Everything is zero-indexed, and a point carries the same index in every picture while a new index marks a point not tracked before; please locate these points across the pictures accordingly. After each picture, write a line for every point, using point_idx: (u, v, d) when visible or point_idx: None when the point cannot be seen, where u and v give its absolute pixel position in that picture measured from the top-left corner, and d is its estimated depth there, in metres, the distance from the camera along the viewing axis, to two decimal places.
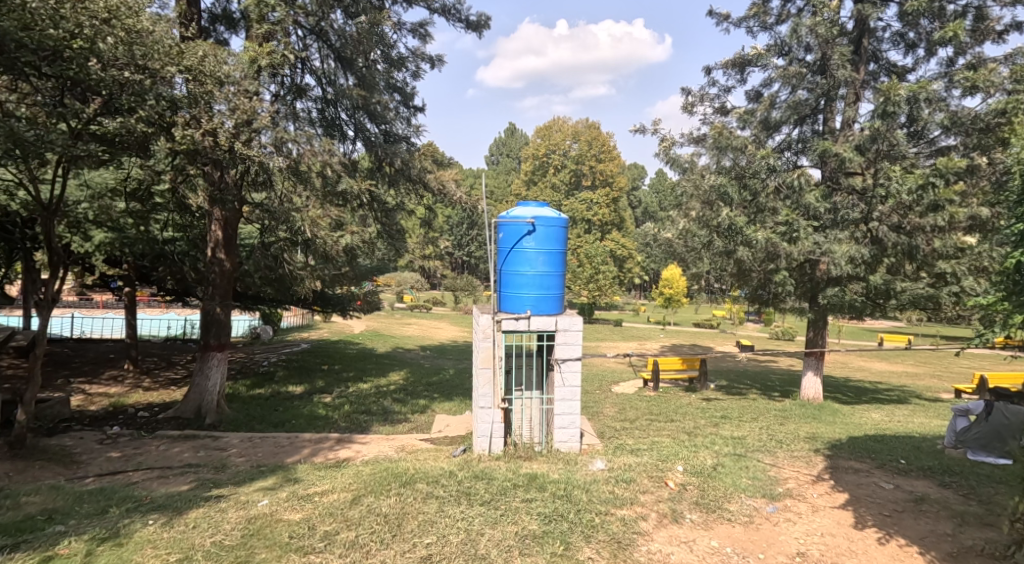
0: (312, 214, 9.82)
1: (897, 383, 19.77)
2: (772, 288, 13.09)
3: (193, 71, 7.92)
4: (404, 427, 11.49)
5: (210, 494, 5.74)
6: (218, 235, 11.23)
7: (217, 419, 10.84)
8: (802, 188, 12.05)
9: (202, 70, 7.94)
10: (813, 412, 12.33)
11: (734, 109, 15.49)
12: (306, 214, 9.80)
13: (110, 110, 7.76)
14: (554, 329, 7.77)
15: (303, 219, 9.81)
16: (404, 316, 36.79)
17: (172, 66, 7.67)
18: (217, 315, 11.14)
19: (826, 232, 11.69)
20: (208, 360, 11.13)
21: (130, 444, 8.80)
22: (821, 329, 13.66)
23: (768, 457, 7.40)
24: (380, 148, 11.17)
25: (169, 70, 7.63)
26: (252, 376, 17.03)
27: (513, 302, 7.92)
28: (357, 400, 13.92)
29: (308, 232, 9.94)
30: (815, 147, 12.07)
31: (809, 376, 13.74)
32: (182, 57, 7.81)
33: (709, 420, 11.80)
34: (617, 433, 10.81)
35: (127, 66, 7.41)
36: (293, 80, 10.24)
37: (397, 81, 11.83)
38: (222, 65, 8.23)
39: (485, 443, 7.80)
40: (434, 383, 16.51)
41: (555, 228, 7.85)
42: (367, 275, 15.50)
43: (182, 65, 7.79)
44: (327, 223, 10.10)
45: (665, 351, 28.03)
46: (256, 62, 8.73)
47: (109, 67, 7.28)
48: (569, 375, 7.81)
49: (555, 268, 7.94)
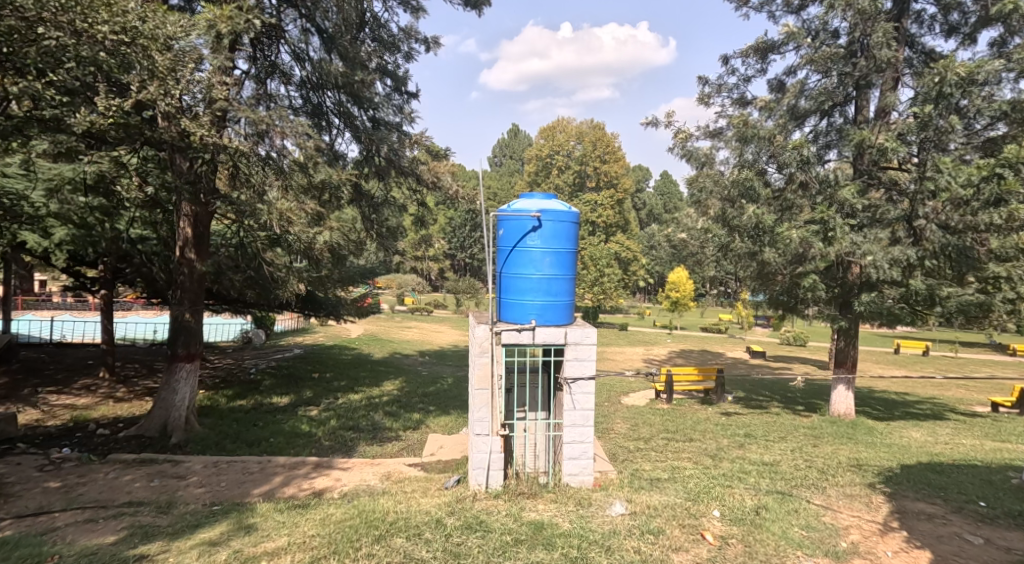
0: (284, 207, 8.68)
1: (925, 394, 18.56)
2: (800, 293, 11.91)
3: (128, 31, 6.83)
4: (394, 446, 10.35)
5: (134, 554, 4.60)
6: (187, 233, 10.05)
7: (184, 439, 9.70)
8: (837, 183, 10.89)
9: (140, 31, 6.88)
10: (847, 432, 11.19)
11: (754, 99, 14.44)
12: (275, 208, 8.63)
13: (29, 73, 6.66)
14: (563, 343, 6.65)
15: (273, 214, 8.65)
16: (404, 320, 35.55)
17: (102, 25, 6.59)
18: (187, 322, 10.00)
19: (864, 232, 10.56)
20: (175, 371, 9.96)
21: (74, 471, 7.65)
22: (852, 339, 12.48)
23: (820, 496, 6.23)
24: (364, 135, 10.01)
25: (99, 27, 6.58)
26: (236, 385, 15.93)
27: (515, 310, 6.79)
28: (346, 414, 12.79)
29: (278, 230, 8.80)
30: (850, 138, 10.94)
31: (839, 390, 12.59)
32: (113, 12, 6.70)
33: (734, 440, 10.64)
34: (631, 455, 9.68)
35: (38, 21, 6.43)
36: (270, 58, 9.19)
37: (387, 64, 10.74)
38: (166, 25, 7.13)
39: (481, 477, 6.64)
40: (430, 394, 15.39)
41: (564, 223, 6.69)
42: (359, 278, 14.40)
43: (115, 24, 6.71)
44: (303, 218, 8.98)
45: (674, 357, 26.94)
46: (216, 28, 7.65)
47: (10, 17, 6.32)
48: (581, 398, 6.67)
49: (565, 271, 6.78)
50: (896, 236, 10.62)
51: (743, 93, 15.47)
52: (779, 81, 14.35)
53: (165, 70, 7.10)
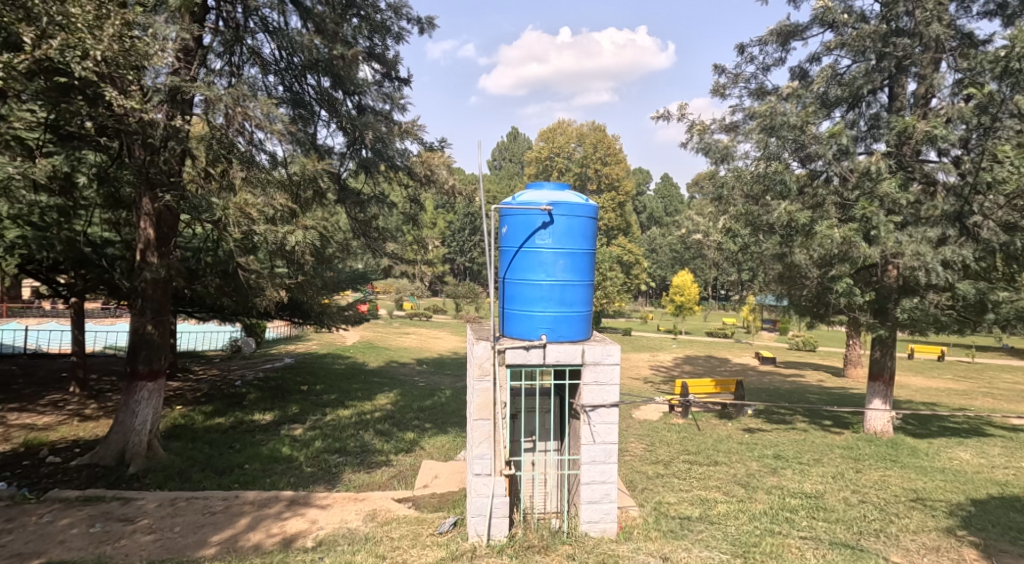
0: (245, 202, 7.76)
1: (954, 405, 17.50)
2: (834, 299, 10.78)
3: None
4: (385, 474, 9.21)
5: None
6: (149, 235, 8.87)
7: (144, 467, 8.55)
8: (878, 175, 9.78)
9: None
10: (888, 453, 10.08)
11: (777, 88, 13.44)
12: (233, 203, 7.70)
13: None
14: (580, 363, 5.52)
15: (233, 209, 7.71)
16: (402, 326, 34.41)
17: None
18: (149, 336, 8.84)
19: (910, 230, 9.45)
20: (135, 392, 8.81)
21: (2, 514, 6.52)
22: (889, 348, 11.35)
23: (899, 551, 5.48)
24: (348, 121, 8.89)
25: None
26: (217, 400, 14.77)
27: (522, 323, 5.65)
28: (333, 433, 11.67)
29: (239, 230, 7.93)
30: (892, 125, 9.90)
31: (875, 405, 11.47)
32: None
33: (764, 464, 9.51)
34: (652, 485, 8.54)
35: None
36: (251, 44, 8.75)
37: (375, 46, 9.67)
38: None
39: (481, 526, 5.50)
40: (426, 408, 14.26)
41: (579, 218, 5.61)
42: (349, 284, 13.28)
43: None
44: (270, 214, 8.01)
45: (683, 364, 25.77)
46: None
47: None
48: (603, 430, 5.54)
49: (580, 275, 5.67)
50: (945, 235, 9.51)
51: (761, 83, 14.40)
52: (803, 68, 13.46)
53: (83, 27, 5.99)
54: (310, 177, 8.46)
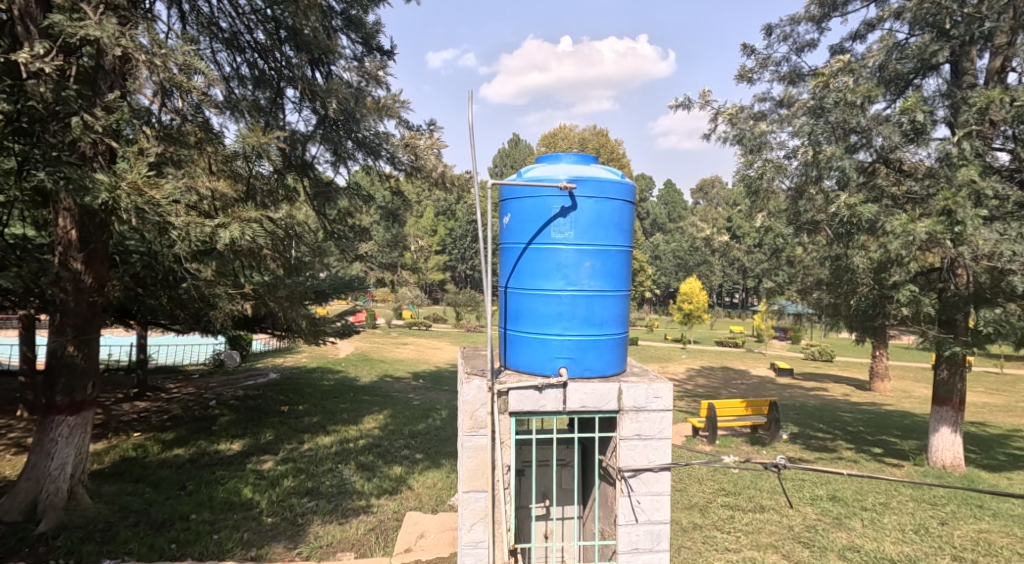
0: (144, 180, 5.45)
1: (1006, 425, 15.74)
2: (895, 310, 9.11)
3: None
4: (360, 526, 7.52)
5: None
6: (71, 235, 7.11)
7: (55, 524, 6.90)
8: (957, 162, 8.20)
9: None
10: (967, 496, 8.40)
11: (814, 70, 11.90)
12: (125, 181, 5.35)
13: None
14: (616, 409, 3.87)
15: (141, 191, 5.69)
16: (399, 337, 32.50)
17: None
18: (69, 359, 7.20)
19: (1002, 229, 7.78)
20: (51, 429, 7.16)
21: None
22: (957, 367, 9.68)
23: None
24: (310, 90, 7.29)
25: None
26: (183, 424, 13.13)
27: (531, 352, 4.01)
28: (308, 467, 10.01)
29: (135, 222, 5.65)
30: (971, 101, 8.31)
31: (942, 434, 9.78)
32: None
33: (825, 512, 7.77)
34: (692, 542, 6.85)
35: None
36: (206, 10, 7.51)
37: (351, 7, 8.07)
38: None
39: None
40: (418, 433, 12.60)
41: (612, 200, 3.96)
42: (330, 293, 11.66)
43: None
44: (188, 200, 5.90)
45: (696, 376, 23.99)
46: None
47: None
48: (648, 505, 3.89)
49: (613, 281, 4.02)
50: None
51: (794, 66, 12.80)
52: (843, 47, 11.97)
53: None
54: (255, 156, 6.57)
